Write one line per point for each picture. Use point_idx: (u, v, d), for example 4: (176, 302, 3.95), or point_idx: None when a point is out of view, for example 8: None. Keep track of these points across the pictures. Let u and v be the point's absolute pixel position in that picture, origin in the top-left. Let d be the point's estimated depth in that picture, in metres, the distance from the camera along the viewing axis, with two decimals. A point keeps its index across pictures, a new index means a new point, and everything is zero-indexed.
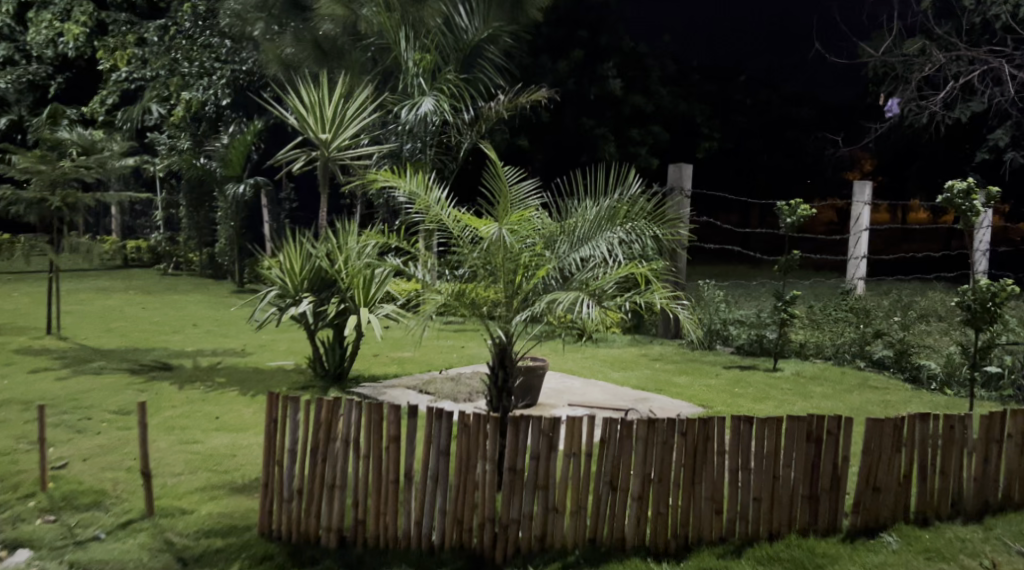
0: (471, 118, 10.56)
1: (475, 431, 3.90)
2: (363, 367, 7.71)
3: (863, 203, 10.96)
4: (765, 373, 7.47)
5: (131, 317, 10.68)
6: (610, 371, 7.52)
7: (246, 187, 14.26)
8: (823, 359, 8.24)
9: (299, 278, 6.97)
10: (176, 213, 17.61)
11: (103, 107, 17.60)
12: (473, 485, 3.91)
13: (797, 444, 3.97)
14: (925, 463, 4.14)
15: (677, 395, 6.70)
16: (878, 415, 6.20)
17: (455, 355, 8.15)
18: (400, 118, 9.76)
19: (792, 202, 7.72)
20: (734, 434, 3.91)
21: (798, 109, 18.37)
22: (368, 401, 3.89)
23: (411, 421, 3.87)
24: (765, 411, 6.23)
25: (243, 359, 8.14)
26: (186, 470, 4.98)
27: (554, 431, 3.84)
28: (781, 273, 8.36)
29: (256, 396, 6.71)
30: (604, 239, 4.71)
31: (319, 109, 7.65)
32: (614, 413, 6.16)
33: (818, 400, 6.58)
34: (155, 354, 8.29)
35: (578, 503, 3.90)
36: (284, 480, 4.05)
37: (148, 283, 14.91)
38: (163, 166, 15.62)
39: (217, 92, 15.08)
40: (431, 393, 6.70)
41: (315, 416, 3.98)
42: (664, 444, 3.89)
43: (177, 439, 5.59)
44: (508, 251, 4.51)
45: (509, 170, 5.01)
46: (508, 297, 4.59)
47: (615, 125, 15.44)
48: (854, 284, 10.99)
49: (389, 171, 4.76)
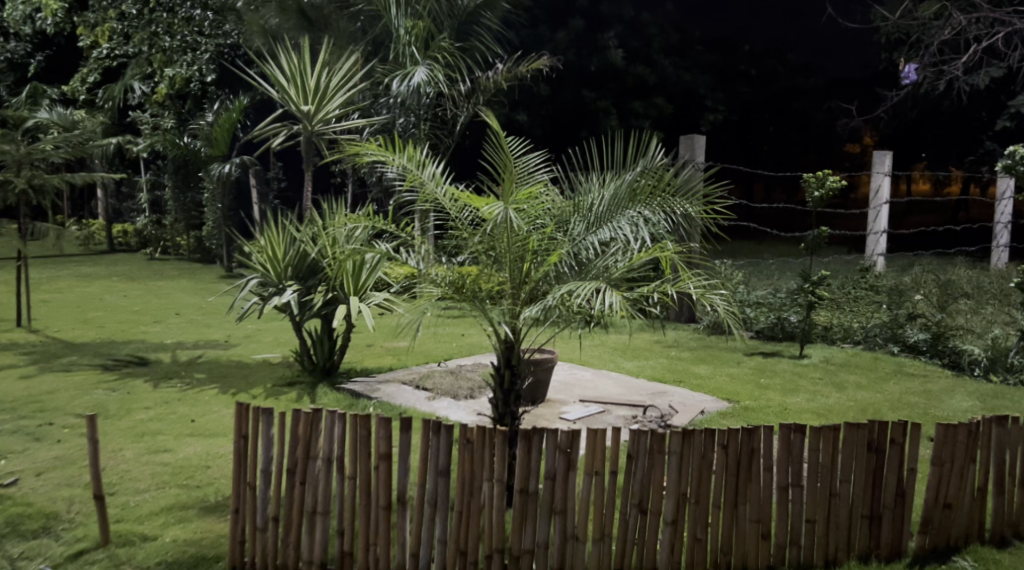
0: (468, 90, 9.94)
1: (479, 448, 3.29)
2: (355, 359, 7.12)
3: (883, 174, 10.34)
4: (791, 360, 6.88)
5: (109, 306, 10.07)
6: (623, 360, 6.94)
7: (232, 166, 13.59)
8: (852, 343, 7.67)
9: (283, 264, 6.33)
10: (162, 195, 16.95)
11: (84, 87, 16.86)
12: (478, 509, 3.32)
13: (856, 454, 3.41)
14: (1003, 473, 3.57)
15: (699, 387, 6.10)
16: (922, 407, 5.62)
17: (454, 346, 7.57)
18: (392, 90, 9.09)
19: (820, 173, 7.08)
20: (785, 446, 3.34)
21: (804, 80, 17.23)
22: (353, 414, 3.31)
23: (405, 436, 3.29)
24: (799, 405, 5.65)
25: (227, 353, 7.54)
26: (151, 486, 4.38)
27: (573, 444, 3.25)
28: (808, 252, 7.62)
29: (237, 396, 6.12)
30: (626, 219, 4.06)
31: (301, 77, 6.97)
32: (631, 409, 5.58)
33: (854, 392, 5.98)
34: (131, 348, 7.68)
35: (602, 529, 3.32)
36: (257, 506, 3.45)
37: (133, 269, 14.26)
38: (145, 145, 14.92)
39: (201, 67, 14.63)
40: (428, 389, 6.11)
41: (292, 432, 3.39)
42: (702, 460, 3.32)
43: (145, 447, 4.98)
44: (515, 233, 3.92)
45: (513, 141, 4.39)
46: (516, 287, 4.02)
47: (617, 97, 14.75)
48: (874, 260, 10.38)
49: (374, 142, 4.13)
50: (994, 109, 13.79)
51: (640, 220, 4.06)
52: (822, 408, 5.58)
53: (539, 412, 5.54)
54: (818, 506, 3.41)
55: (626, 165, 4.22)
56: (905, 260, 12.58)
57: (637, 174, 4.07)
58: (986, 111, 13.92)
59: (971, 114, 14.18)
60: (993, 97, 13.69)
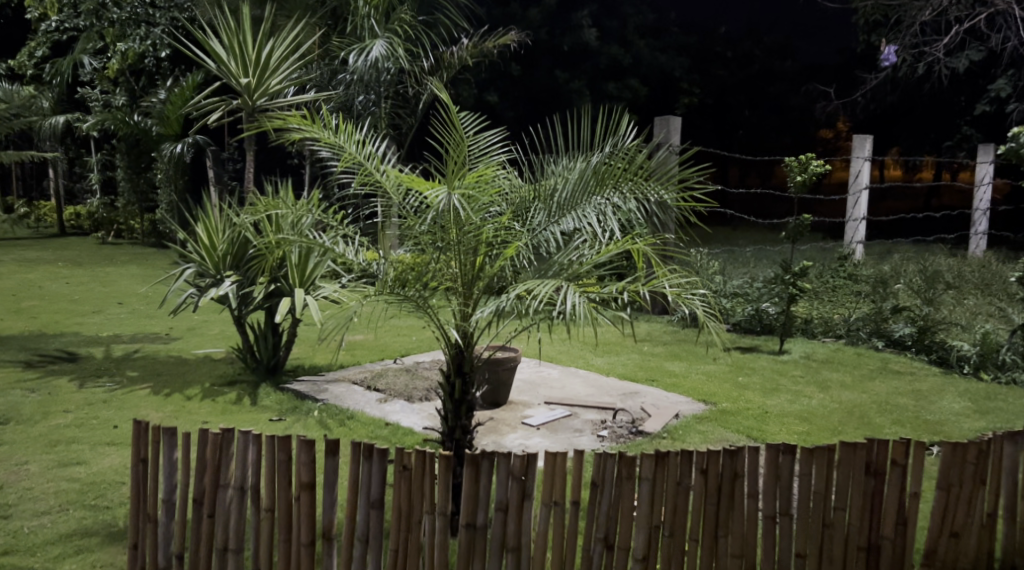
0: (432, 66, 9.42)
1: (417, 476, 2.81)
2: (304, 356, 6.60)
3: (864, 158, 9.96)
4: (770, 357, 6.46)
5: (48, 294, 9.42)
6: (592, 357, 6.48)
7: (185, 146, 12.97)
8: (833, 337, 7.15)
9: (221, 255, 5.78)
10: (114, 175, 16.20)
11: (32, 61, 16.05)
12: (416, 547, 2.87)
13: (853, 479, 2.96)
14: (1015, 496, 3.15)
15: (674, 387, 5.64)
16: (912, 410, 5.20)
17: (413, 340, 7.08)
18: (349, 65, 8.40)
19: (803, 156, 6.59)
20: (771, 469, 2.90)
21: (780, 62, 16.14)
22: (270, 436, 2.84)
23: (331, 462, 2.82)
24: (780, 408, 5.21)
25: (166, 347, 6.99)
26: (52, 508, 3.86)
27: (529, 472, 2.79)
28: (790, 240, 6.88)
29: (169, 398, 5.58)
30: (593, 207, 3.53)
31: (241, 49, 6.43)
32: (600, 413, 5.11)
33: (839, 392, 5.56)
34: (61, 342, 7.08)
35: (562, 566, 2.87)
36: (159, 542, 2.99)
37: (82, 253, 13.53)
38: (95, 124, 14.19)
39: (155, 43, 13.91)
40: (380, 389, 5.63)
41: (199, 456, 2.92)
42: (678, 486, 2.87)
43: (54, 460, 4.44)
44: (464, 222, 3.39)
45: (466, 117, 3.90)
46: (467, 284, 3.49)
47: (590, 78, 14.24)
48: (852, 248, 9.96)
49: (299, 114, 3.62)
50: (974, 94, 13.52)
51: (608, 208, 3.52)
52: (806, 412, 5.14)
53: (498, 416, 5.07)
54: (810, 537, 2.97)
55: (593, 146, 3.70)
56: (881, 247, 12.24)
57: (605, 155, 3.53)
58: (965, 97, 13.65)
59: (949, 99, 13.91)
60: (970, 82, 13.46)
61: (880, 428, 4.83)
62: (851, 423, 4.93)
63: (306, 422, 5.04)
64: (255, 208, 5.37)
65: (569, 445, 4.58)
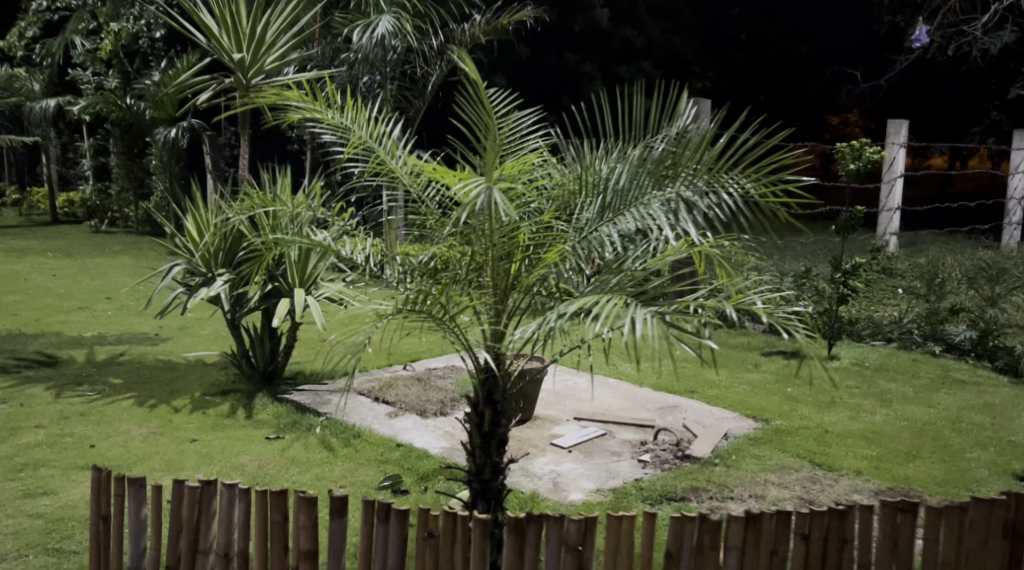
0: (441, 45, 8.81)
1: (448, 542, 2.25)
2: (304, 360, 6.02)
3: (899, 144, 9.25)
4: (818, 364, 5.86)
5: (33, 288, 8.83)
6: (621, 363, 5.92)
7: (179, 130, 12.37)
8: (883, 340, 6.55)
9: (210, 249, 5.16)
10: (107, 160, 15.54)
11: (22, 41, 15.44)
12: None
13: (991, 549, 2.35)
14: None
15: (717, 400, 5.06)
16: (990, 428, 4.59)
17: (422, 342, 6.51)
18: (353, 43, 7.91)
19: (858, 142, 5.94)
20: (888, 533, 2.33)
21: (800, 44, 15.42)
22: (264, 493, 2.28)
23: (337, 525, 2.26)
24: (841, 426, 4.61)
25: (156, 349, 6.41)
26: (8, 554, 3.28)
27: (587, 541, 2.21)
28: (840, 234, 6.23)
29: (156, 410, 4.99)
30: (657, 203, 2.86)
31: (233, 19, 5.83)
32: (638, 433, 4.52)
33: (903, 407, 4.95)
34: (40, 343, 6.48)
35: None
36: None
37: (71, 243, 12.86)
38: (86, 106, 13.58)
39: (149, 22, 13.31)
40: (389, 402, 5.04)
41: (173, 515, 2.36)
42: (773, 556, 2.29)
43: (17, 489, 3.86)
44: (500, 223, 2.76)
45: (496, 93, 3.29)
46: (501, 295, 2.90)
47: (602, 60, 13.56)
48: (886, 240, 9.31)
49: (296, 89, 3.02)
50: (1005, 79, 12.76)
51: (679, 204, 2.84)
52: (869, 431, 4.55)
53: (524, 434, 4.48)
54: None
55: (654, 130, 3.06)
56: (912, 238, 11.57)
57: (670, 143, 2.87)
58: (996, 81, 12.90)
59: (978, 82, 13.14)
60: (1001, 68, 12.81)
61: (961, 453, 4.22)
62: (926, 446, 4.32)
63: (307, 441, 4.45)
64: (249, 200, 4.75)
65: (608, 473, 3.98)
